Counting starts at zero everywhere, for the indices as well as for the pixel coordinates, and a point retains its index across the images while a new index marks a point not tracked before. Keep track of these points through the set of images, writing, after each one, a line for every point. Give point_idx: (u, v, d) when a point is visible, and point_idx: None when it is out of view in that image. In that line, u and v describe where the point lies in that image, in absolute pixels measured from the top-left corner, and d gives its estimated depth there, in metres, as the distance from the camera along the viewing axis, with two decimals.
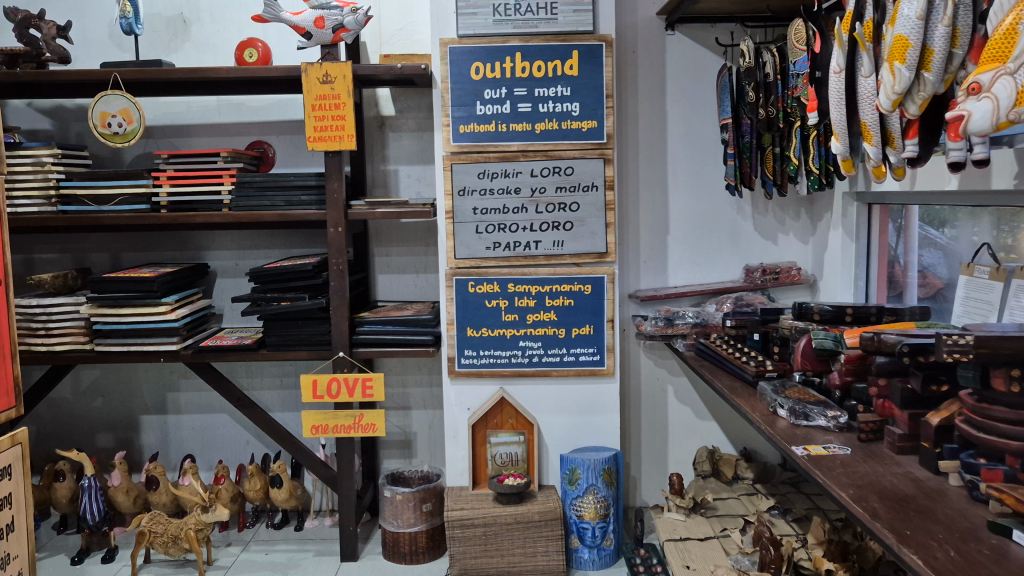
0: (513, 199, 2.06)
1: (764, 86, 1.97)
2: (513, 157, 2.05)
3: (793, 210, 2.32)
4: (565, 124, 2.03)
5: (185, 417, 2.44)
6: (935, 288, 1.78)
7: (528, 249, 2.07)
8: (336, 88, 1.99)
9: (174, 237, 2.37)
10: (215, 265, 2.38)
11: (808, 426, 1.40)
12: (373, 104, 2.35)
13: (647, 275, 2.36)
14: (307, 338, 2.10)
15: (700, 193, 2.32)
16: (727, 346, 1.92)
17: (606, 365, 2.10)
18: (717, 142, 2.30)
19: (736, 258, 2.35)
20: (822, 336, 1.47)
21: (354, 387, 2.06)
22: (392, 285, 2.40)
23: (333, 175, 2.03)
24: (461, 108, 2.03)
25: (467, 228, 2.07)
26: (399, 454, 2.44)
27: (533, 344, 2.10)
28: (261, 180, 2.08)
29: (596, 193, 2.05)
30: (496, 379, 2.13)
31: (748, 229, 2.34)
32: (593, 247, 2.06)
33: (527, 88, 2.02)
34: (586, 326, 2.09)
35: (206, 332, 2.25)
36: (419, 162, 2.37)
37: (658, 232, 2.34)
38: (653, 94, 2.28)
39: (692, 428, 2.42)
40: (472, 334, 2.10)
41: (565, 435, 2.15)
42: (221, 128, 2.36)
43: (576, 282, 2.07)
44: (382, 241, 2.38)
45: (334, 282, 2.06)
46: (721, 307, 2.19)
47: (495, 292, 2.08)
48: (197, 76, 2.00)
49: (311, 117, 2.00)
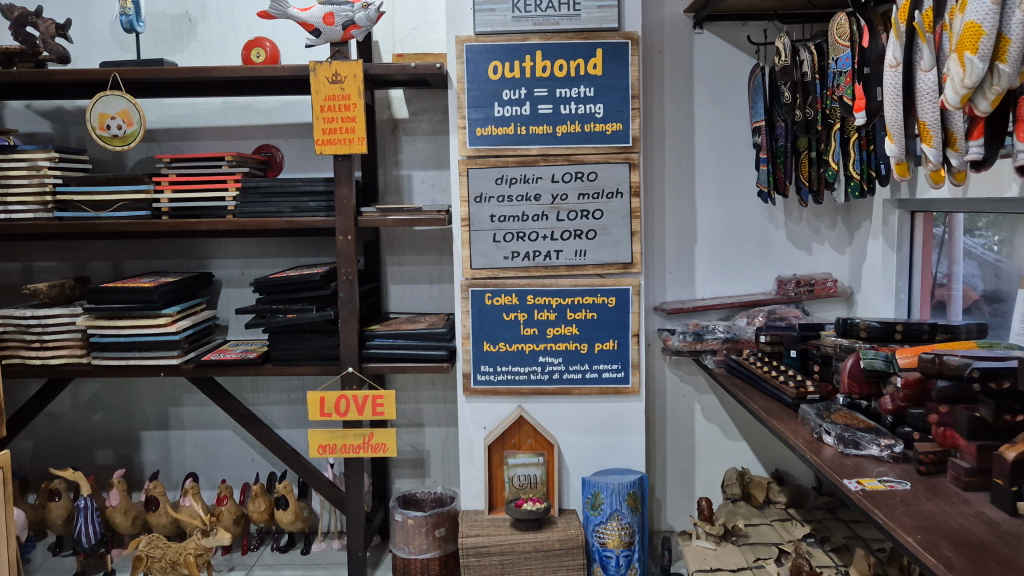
0: (532, 206, 1.94)
1: (802, 86, 1.82)
2: (533, 161, 1.93)
3: (828, 219, 2.19)
4: (588, 127, 1.91)
5: (188, 433, 2.34)
6: (971, 300, 1.74)
7: (548, 258, 1.95)
8: (346, 89, 1.88)
9: (178, 244, 2.27)
10: (221, 274, 2.28)
11: (858, 455, 1.27)
12: (385, 106, 2.24)
13: (674, 287, 2.23)
14: (315, 352, 1.99)
15: (730, 201, 2.20)
16: (761, 363, 1.79)
17: (631, 383, 1.98)
18: (748, 146, 2.18)
19: (768, 268, 2.22)
20: (871, 355, 1.38)
21: (364, 405, 1.95)
22: (404, 296, 2.29)
23: (342, 180, 1.92)
24: (477, 109, 1.92)
25: (484, 237, 1.95)
26: (411, 474, 2.32)
27: (553, 360, 1.98)
28: (267, 185, 1.98)
29: (621, 200, 1.93)
30: (514, 397, 2.01)
31: (781, 238, 2.21)
32: (618, 257, 1.94)
33: (547, 89, 1.91)
34: (610, 341, 1.97)
35: (209, 345, 2.15)
36: (433, 166, 2.26)
37: (685, 241, 2.21)
38: (681, 96, 2.16)
39: (720, 448, 2.29)
40: (488, 348, 1.98)
41: (587, 457, 2.03)
42: (227, 131, 2.26)
43: (599, 294, 1.95)
44: (394, 250, 2.27)
45: (343, 292, 1.94)
46: (753, 322, 2.07)
47: (513, 304, 1.96)
48: (199, 75, 1.90)
49: (319, 119, 1.89)
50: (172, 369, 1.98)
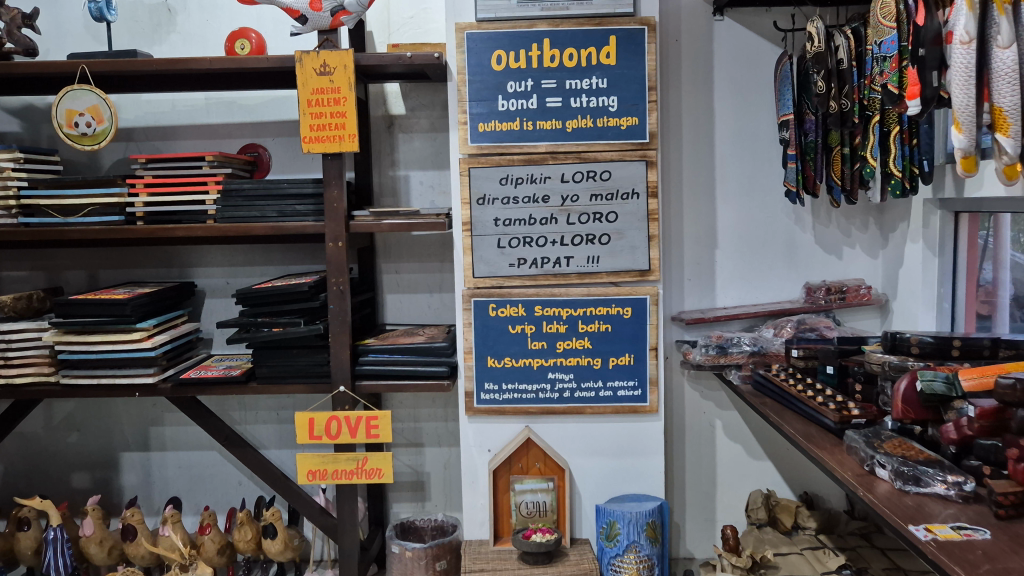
0: (540, 208, 1.78)
1: (836, 74, 1.67)
2: (541, 159, 1.76)
3: (860, 220, 2.03)
4: (601, 122, 1.75)
5: (170, 455, 2.17)
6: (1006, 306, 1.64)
7: (558, 265, 1.78)
8: (335, 81, 1.71)
9: (157, 252, 2.11)
10: (204, 283, 2.12)
11: (919, 494, 1.10)
12: (380, 101, 2.08)
13: (693, 294, 2.07)
14: (303, 369, 1.82)
15: (754, 202, 2.03)
16: (794, 380, 1.63)
17: (649, 402, 1.82)
18: (773, 142, 2.01)
19: (795, 275, 2.05)
20: (929, 377, 1.20)
21: (357, 428, 1.79)
22: (402, 307, 2.12)
23: (332, 181, 1.75)
24: (480, 103, 1.76)
25: (488, 242, 1.79)
26: (411, 497, 2.16)
27: (564, 377, 1.82)
28: (251, 188, 1.81)
29: (637, 202, 1.76)
30: (521, 417, 1.84)
31: (808, 241, 2.04)
32: (634, 264, 1.77)
33: (556, 80, 1.74)
34: (625, 355, 1.80)
35: (190, 360, 1.98)
36: (433, 166, 2.10)
37: (705, 246, 2.05)
38: (700, 88, 1.99)
39: (744, 469, 2.12)
40: (493, 364, 1.82)
41: (601, 482, 1.86)
42: (210, 130, 2.10)
43: (613, 305, 1.78)
44: (391, 256, 2.10)
45: (334, 304, 1.77)
46: (780, 333, 1.90)
47: (520, 316, 1.80)
48: (176, 68, 1.74)
49: (306, 114, 1.72)
50: (148, 388, 1.82)
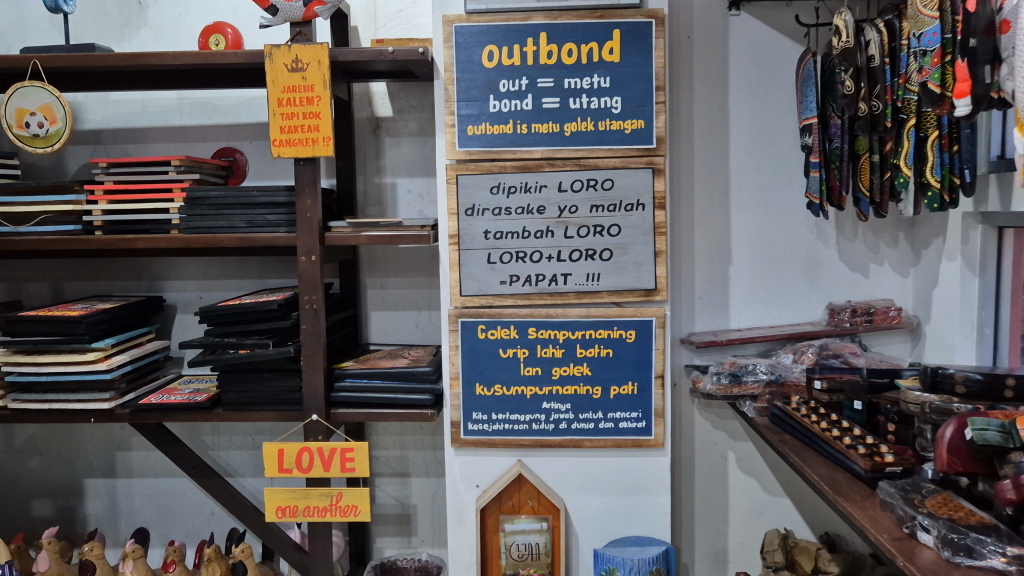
0: (535, 220, 1.60)
1: (867, 73, 1.49)
2: (536, 166, 1.59)
3: (889, 235, 1.84)
4: (602, 125, 1.58)
5: (138, 482, 2.01)
6: None
7: (554, 283, 1.61)
8: (308, 79, 1.55)
9: (125, 263, 1.96)
10: (175, 297, 1.96)
11: (972, 568, 0.92)
12: (366, 102, 1.92)
13: (704, 315, 1.89)
14: (272, 396, 1.65)
15: (773, 214, 1.86)
16: (817, 417, 1.45)
17: (654, 435, 1.64)
18: (794, 149, 1.83)
19: (817, 294, 1.88)
20: (981, 425, 1.03)
21: (330, 461, 1.62)
22: (387, 325, 1.96)
23: (305, 189, 1.59)
24: (469, 104, 1.59)
25: (477, 257, 1.62)
26: (395, 532, 2.01)
27: (560, 407, 1.64)
28: (217, 195, 1.65)
29: (642, 214, 1.59)
30: (513, 450, 1.68)
31: (831, 258, 1.86)
32: (639, 282, 1.60)
33: (554, 79, 1.58)
34: (628, 383, 1.63)
35: (155, 382, 1.82)
36: (422, 173, 1.93)
37: (717, 262, 1.87)
38: (713, 90, 1.83)
39: (759, 505, 1.94)
40: (482, 392, 1.65)
41: (600, 523, 1.69)
42: (183, 132, 1.95)
43: (615, 327, 1.61)
44: (376, 270, 1.94)
45: (306, 324, 1.61)
46: (801, 361, 1.72)
47: (512, 339, 1.63)
48: (137, 63, 1.59)
49: (277, 115, 1.56)
50: (103, 415, 1.66)
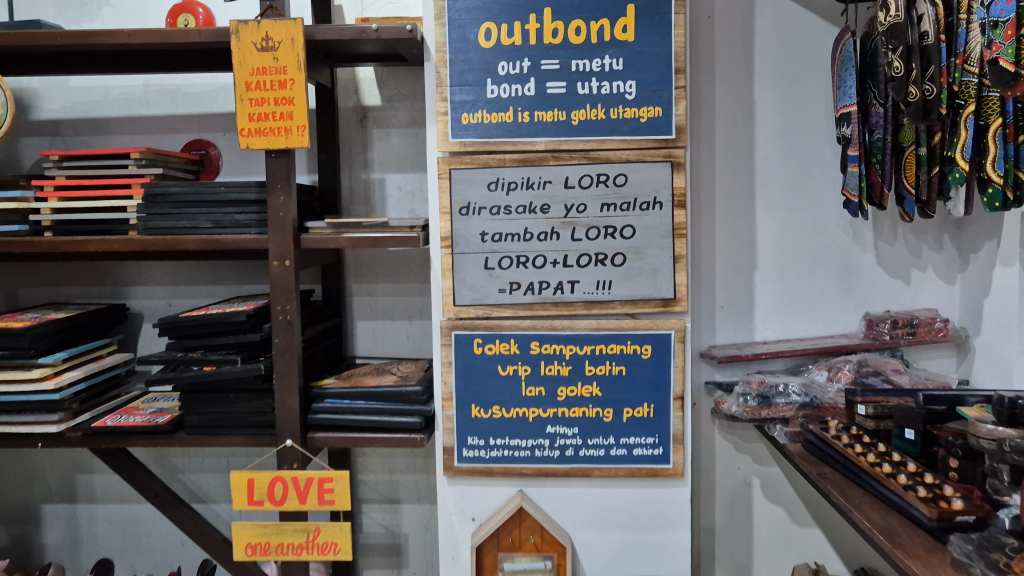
0: (538, 221, 1.42)
1: (919, 52, 1.29)
2: (540, 159, 1.41)
3: (933, 237, 1.66)
4: (615, 113, 1.39)
5: (101, 508, 1.83)
6: None
7: (560, 292, 1.42)
8: (279, 59, 1.36)
9: (86, 267, 1.78)
10: (141, 305, 1.78)
11: None
12: (351, 90, 1.73)
13: (726, 326, 1.70)
14: (242, 418, 1.47)
15: (803, 214, 1.67)
16: (862, 448, 1.26)
17: (673, 464, 1.45)
18: (827, 142, 1.65)
19: (852, 303, 1.69)
20: None
21: (307, 493, 1.43)
22: (376, 336, 1.78)
23: (277, 184, 1.40)
24: (463, 89, 1.40)
25: (473, 262, 1.43)
26: (384, 563, 1.83)
27: (566, 432, 1.46)
28: (180, 191, 1.46)
29: (660, 213, 1.40)
30: (513, 479, 1.49)
31: (868, 262, 1.68)
32: (656, 291, 1.41)
33: (559, 60, 1.39)
34: (643, 406, 1.44)
35: (115, 401, 1.63)
36: (413, 168, 1.75)
37: (741, 267, 1.69)
38: (737, 76, 1.64)
39: (786, 537, 1.75)
40: (478, 415, 1.46)
41: (610, 561, 1.50)
42: (150, 123, 1.76)
43: (629, 342, 1.42)
44: (363, 276, 1.76)
45: (278, 338, 1.42)
46: (837, 380, 1.53)
47: (512, 354, 1.44)
48: (88, 41, 1.40)
49: (244, 101, 1.38)
50: (52, 438, 1.47)
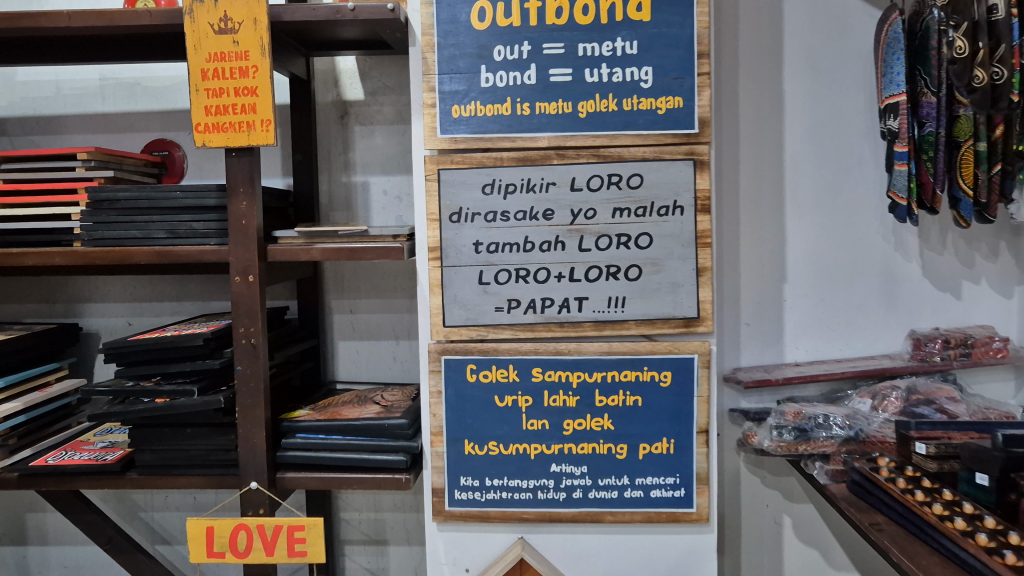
0: (540, 229, 1.23)
1: (985, 29, 1.14)
2: (542, 158, 1.22)
3: (986, 244, 1.47)
4: (628, 104, 1.20)
5: (53, 551, 1.64)
6: None
7: (566, 311, 1.23)
8: (240, 43, 1.17)
9: (37, 282, 1.60)
10: (98, 324, 1.60)
11: None
12: (330, 83, 1.55)
13: (752, 347, 1.51)
14: (201, 457, 1.27)
15: (839, 219, 1.48)
16: (924, 493, 1.07)
17: (696, 508, 1.26)
18: (866, 137, 1.46)
19: (894, 320, 1.50)
20: None
21: (275, 544, 1.24)
22: (358, 358, 1.59)
23: (239, 188, 1.22)
24: (454, 77, 1.22)
25: (465, 276, 1.24)
26: None
27: (574, 472, 1.27)
28: (129, 196, 1.27)
29: (680, 219, 1.21)
30: (514, 524, 1.30)
31: (912, 274, 1.49)
32: (676, 310, 1.22)
33: (565, 43, 1.20)
34: (662, 441, 1.25)
35: (63, 433, 1.45)
36: (399, 170, 1.56)
37: (769, 280, 1.49)
38: (765, 65, 1.45)
39: None
40: (473, 452, 1.27)
41: None
42: (107, 120, 1.58)
43: (645, 368, 1.24)
44: (344, 290, 1.57)
45: (241, 365, 1.23)
46: (884, 410, 1.33)
47: (511, 383, 1.25)
48: (21, 24, 1.22)
49: (200, 91, 1.19)
50: None
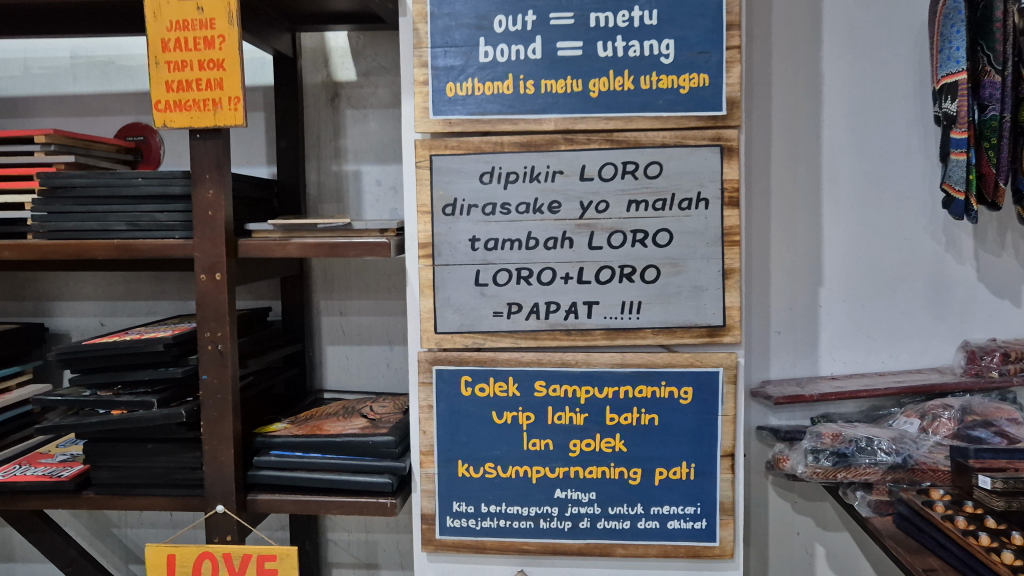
0: (544, 223, 1.08)
1: None
2: (547, 143, 1.07)
3: None
4: (646, 82, 1.05)
5: (20, 568, 1.52)
6: None
7: (572, 317, 1.09)
8: (205, 10, 1.04)
9: (4, 278, 1.48)
10: (68, 323, 1.47)
11: None
12: (319, 62, 1.41)
13: (784, 359, 1.35)
14: (164, 475, 1.14)
15: (884, 216, 1.32)
16: (990, 537, 0.91)
17: (720, 542, 1.11)
18: (915, 125, 1.30)
19: (944, 329, 1.34)
20: None
21: None
22: (349, 365, 1.45)
23: (205, 174, 1.08)
24: (449, 51, 1.07)
25: (459, 277, 1.10)
26: None
27: (581, 498, 1.12)
28: (86, 183, 1.14)
29: (704, 213, 1.06)
30: (512, 556, 1.15)
31: (964, 278, 1.32)
32: (699, 317, 1.07)
33: (574, 13, 1.05)
34: (681, 466, 1.10)
35: (22, 443, 1.32)
36: (394, 158, 1.42)
37: (804, 284, 1.34)
38: (801, 45, 1.30)
39: None
40: (466, 475, 1.13)
41: None
42: (79, 103, 1.45)
43: (663, 383, 1.09)
44: (334, 290, 1.43)
45: (208, 374, 1.10)
46: (935, 433, 1.18)
47: (510, 397, 1.11)
48: None
49: (160, 65, 1.05)
50: None
